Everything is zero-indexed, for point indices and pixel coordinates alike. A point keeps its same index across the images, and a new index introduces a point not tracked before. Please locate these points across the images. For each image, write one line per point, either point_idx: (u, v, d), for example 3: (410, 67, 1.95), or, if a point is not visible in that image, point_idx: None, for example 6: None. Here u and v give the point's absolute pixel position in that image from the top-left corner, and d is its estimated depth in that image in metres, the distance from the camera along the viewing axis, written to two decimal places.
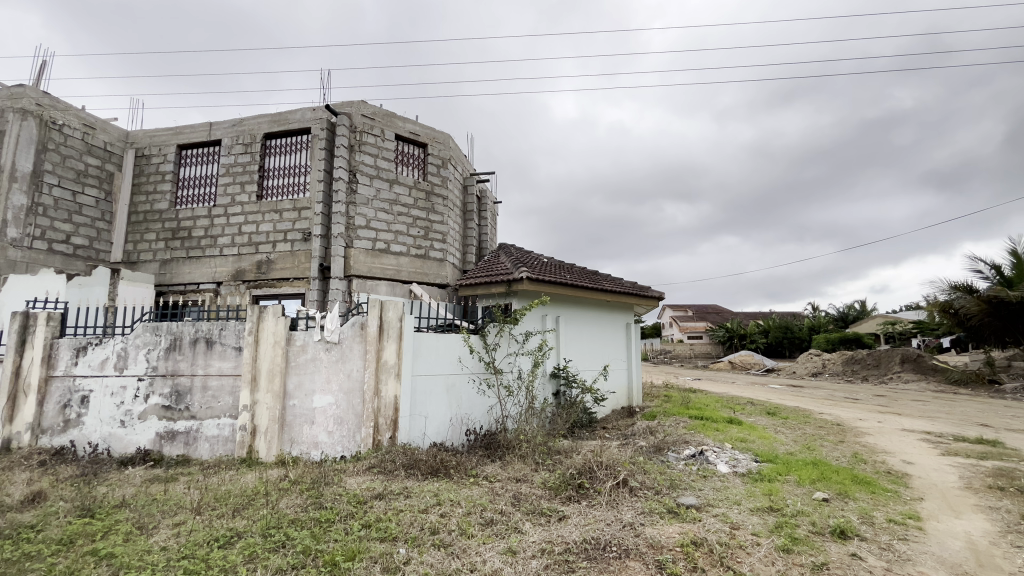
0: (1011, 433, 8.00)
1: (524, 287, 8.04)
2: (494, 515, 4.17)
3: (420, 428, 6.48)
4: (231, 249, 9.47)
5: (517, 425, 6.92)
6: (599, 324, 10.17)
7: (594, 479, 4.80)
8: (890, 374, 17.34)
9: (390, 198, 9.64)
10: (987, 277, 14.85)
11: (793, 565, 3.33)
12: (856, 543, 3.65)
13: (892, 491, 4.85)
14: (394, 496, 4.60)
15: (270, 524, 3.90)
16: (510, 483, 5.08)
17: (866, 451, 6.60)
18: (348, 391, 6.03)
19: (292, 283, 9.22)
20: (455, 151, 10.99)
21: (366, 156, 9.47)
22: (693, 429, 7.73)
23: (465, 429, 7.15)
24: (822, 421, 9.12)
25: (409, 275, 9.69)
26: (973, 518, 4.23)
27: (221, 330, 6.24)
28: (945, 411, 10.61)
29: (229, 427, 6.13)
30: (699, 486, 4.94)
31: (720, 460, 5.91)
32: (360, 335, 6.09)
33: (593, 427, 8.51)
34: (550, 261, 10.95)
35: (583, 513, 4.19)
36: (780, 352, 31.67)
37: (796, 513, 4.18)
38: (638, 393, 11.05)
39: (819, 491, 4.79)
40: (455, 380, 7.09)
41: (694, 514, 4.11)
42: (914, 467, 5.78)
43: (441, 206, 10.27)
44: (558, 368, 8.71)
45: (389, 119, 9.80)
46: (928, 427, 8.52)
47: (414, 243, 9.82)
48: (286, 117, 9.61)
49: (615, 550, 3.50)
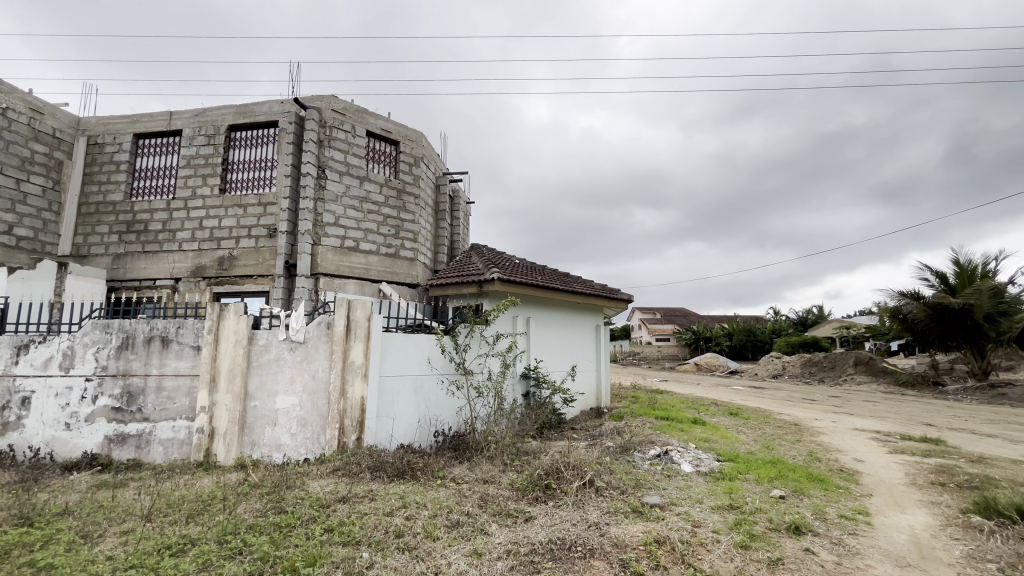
0: (952, 432, 8.52)
1: (495, 287, 8.03)
2: (460, 516, 4.14)
3: (387, 430, 6.38)
4: (191, 244, 9.11)
5: (486, 426, 6.87)
6: (570, 326, 10.25)
7: (561, 480, 4.82)
8: (844, 376, 18.21)
9: (360, 195, 9.45)
10: (932, 284, 15.75)
11: (750, 561, 3.42)
12: (809, 539, 3.79)
13: (844, 488, 5.08)
14: (358, 499, 4.51)
15: (226, 530, 3.75)
16: (476, 485, 5.06)
17: (821, 450, 6.89)
18: (313, 392, 5.88)
19: (255, 280, 8.93)
20: (428, 150, 10.90)
21: (336, 152, 9.26)
22: (659, 429, 7.89)
23: (433, 430, 7.08)
24: (781, 420, 9.47)
25: (379, 274, 9.52)
26: (917, 513, 4.47)
27: (178, 328, 5.98)
28: (894, 411, 11.22)
29: (185, 430, 5.88)
30: (662, 485, 5.03)
31: (684, 460, 6.05)
32: (326, 334, 5.96)
33: (562, 428, 8.56)
34: (522, 262, 10.99)
35: (549, 514, 4.20)
36: (743, 354, 32.82)
37: (754, 510, 4.31)
38: (606, 394, 11.19)
39: (776, 489, 4.96)
40: (424, 381, 7.01)
41: (657, 513, 4.19)
42: (863, 465, 6.07)
43: (412, 204, 10.14)
44: (528, 369, 8.74)
45: (359, 115, 9.64)
46: (878, 426, 8.97)
47: (385, 242, 9.67)
48: (251, 109, 9.32)
49: (580, 549, 3.53)
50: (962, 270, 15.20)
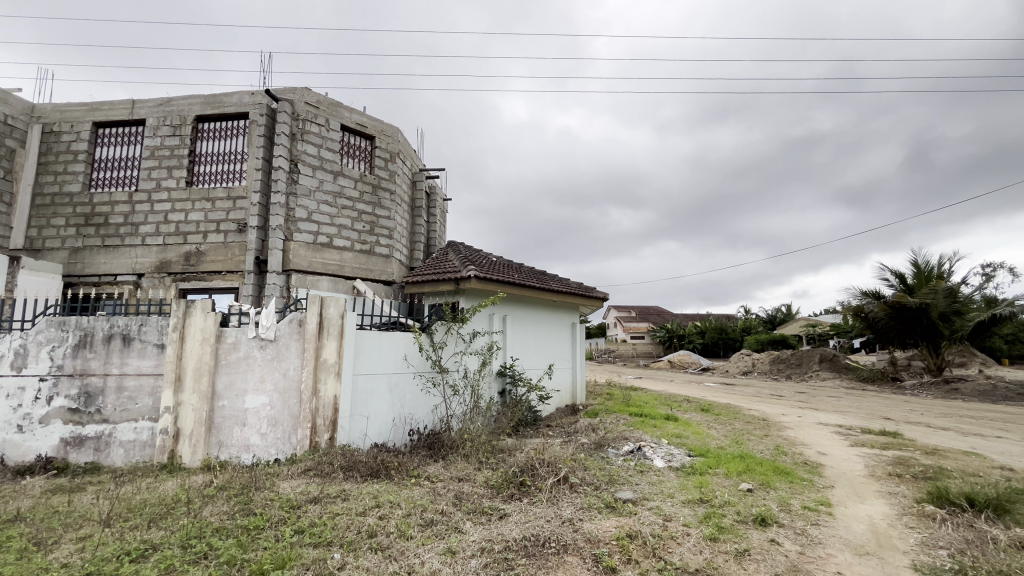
0: (909, 425, 8.93)
1: (472, 285, 7.99)
2: (434, 515, 4.11)
3: (361, 429, 6.29)
4: (155, 238, 8.78)
5: (461, 424, 6.84)
6: (546, 324, 10.29)
7: (536, 477, 4.85)
8: (810, 373, 18.87)
9: (334, 190, 9.27)
10: (891, 284, 16.43)
11: (719, 553, 3.52)
12: (774, 530, 3.92)
13: (808, 480, 5.27)
14: (331, 499, 4.44)
15: (191, 534, 3.64)
16: (451, 483, 5.04)
17: (787, 444, 7.12)
18: (285, 391, 5.74)
19: (224, 277, 8.68)
20: (404, 145, 10.77)
21: (309, 146, 9.04)
22: (632, 425, 8.01)
23: (408, 429, 7.02)
24: (750, 416, 9.75)
25: (353, 270, 9.37)
26: (875, 503, 4.67)
27: (141, 325, 5.75)
28: (855, 405, 11.68)
29: (148, 431, 5.67)
30: (635, 480, 5.11)
31: (657, 455, 6.16)
32: (297, 332, 5.83)
33: (538, 425, 8.60)
34: (498, 259, 10.97)
35: (524, 511, 4.22)
36: (715, 352, 33.63)
37: (723, 504, 4.42)
38: (581, 391, 11.30)
39: (745, 482, 5.10)
40: (399, 379, 6.93)
41: (630, 508, 4.25)
42: (827, 458, 6.30)
43: (387, 200, 10.00)
44: (505, 367, 8.74)
45: (334, 108, 9.44)
46: (840, 421, 9.31)
47: (359, 238, 9.51)
48: (220, 100, 9.03)
49: (554, 545, 3.55)
50: (919, 271, 15.89)
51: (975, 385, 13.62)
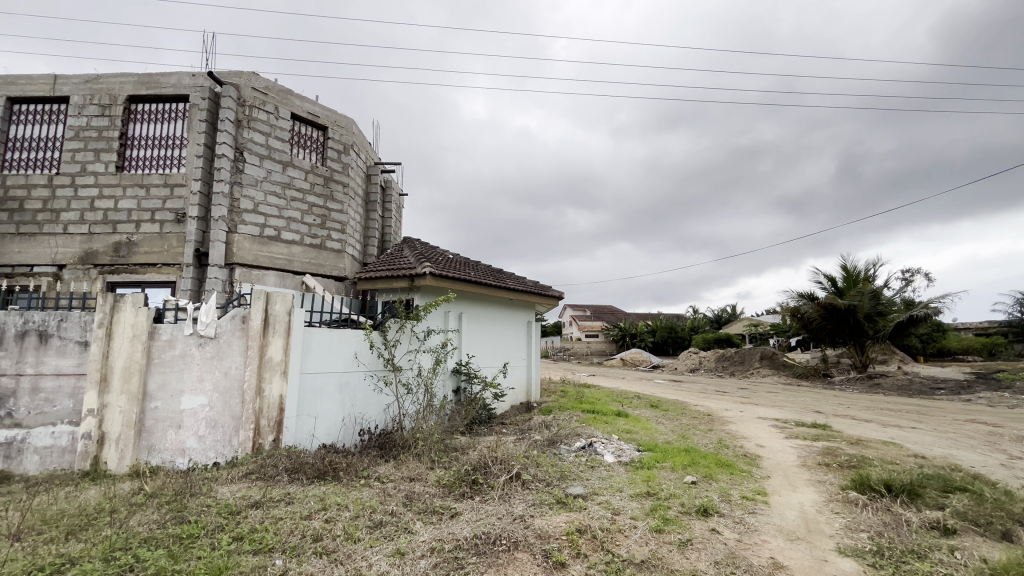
0: (837, 418, 9.62)
1: (427, 282, 7.87)
2: (383, 516, 4.02)
3: (308, 429, 6.07)
4: (80, 226, 8.09)
5: (414, 424, 6.73)
6: (502, 322, 10.30)
7: (488, 475, 4.85)
8: (751, 370, 19.94)
9: (282, 181, 8.87)
10: (824, 287, 17.60)
11: (663, 543, 3.64)
12: (715, 520, 4.10)
13: (746, 471, 5.56)
14: (273, 503, 4.24)
15: (115, 546, 3.37)
16: (402, 483, 4.95)
17: (729, 437, 7.48)
18: (225, 391, 5.44)
19: (160, 269, 8.13)
20: (359, 137, 10.47)
21: (256, 133, 8.60)
22: (585, 422, 8.16)
23: (358, 429, 6.83)
24: (695, 411, 10.18)
25: (302, 265, 9.00)
26: (806, 491, 4.98)
27: (60, 321, 5.28)
28: (791, 400, 12.44)
29: (68, 436, 5.22)
30: (586, 476, 5.21)
31: (607, 451, 6.31)
32: (240, 329, 5.54)
33: (492, 423, 8.60)
34: (455, 256, 10.87)
35: (475, 509, 4.20)
36: (665, 350, 34.89)
37: (668, 496, 4.59)
38: (536, 389, 11.40)
39: (689, 475, 5.31)
40: (350, 378, 6.73)
41: (580, 503, 4.33)
42: (764, 450, 6.67)
43: (340, 193, 9.69)
44: (460, 365, 8.67)
45: (283, 96, 9.03)
46: (777, 415, 9.90)
47: (309, 232, 9.16)
48: (156, 80, 8.42)
49: (504, 543, 3.56)
50: (848, 274, 17.11)
51: (895, 380, 14.84)
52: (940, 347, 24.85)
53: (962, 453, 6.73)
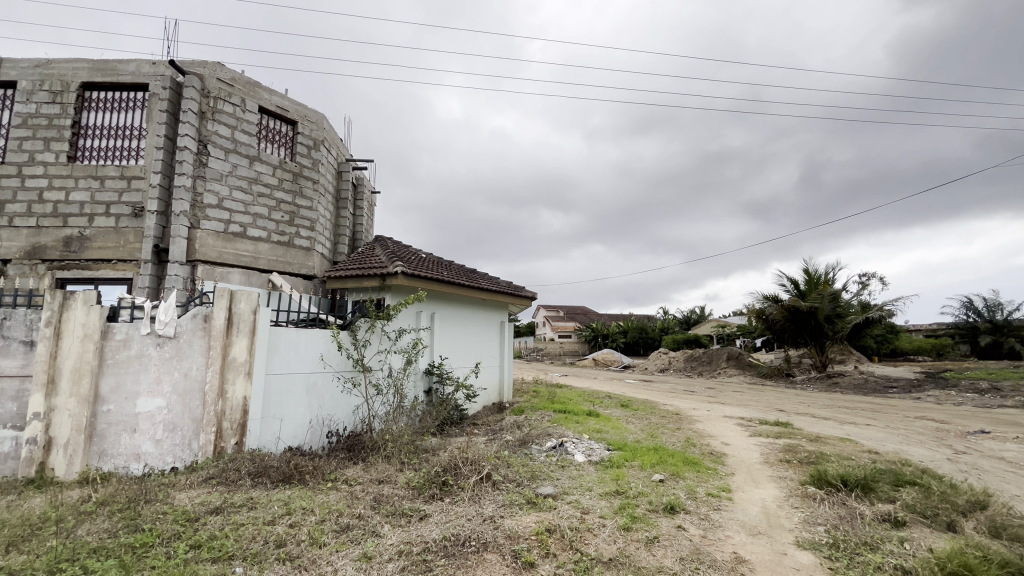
0: (798, 416, 9.97)
1: (398, 281, 7.76)
2: (350, 520, 3.94)
3: (273, 432, 5.89)
4: (27, 219, 7.65)
5: (384, 425, 6.62)
6: (475, 322, 10.26)
7: (458, 476, 4.82)
8: (718, 370, 20.48)
9: (249, 176, 8.59)
10: (787, 289, 18.23)
11: (630, 541, 3.69)
12: (681, 517, 4.19)
13: (712, 469, 5.69)
14: (234, 509, 4.10)
15: (61, 557, 3.19)
16: (371, 486, 4.86)
17: (696, 436, 7.66)
18: (185, 393, 5.23)
19: (115, 266, 7.76)
20: (330, 133, 10.26)
21: (221, 126, 8.29)
22: (556, 422, 8.20)
23: (326, 431, 6.68)
24: (664, 410, 10.38)
25: (269, 263, 8.74)
26: (768, 487, 5.14)
27: (4, 320, 4.99)
28: (755, 399, 12.83)
29: (11, 441, 4.92)
30: (556, 475, 5.24)
31: (578, 450, 6.36)
32: (201, 329, 5.33)
33: (464, 424, 8.55)
34: (427, 256, 10.77)
35: (445, 511, 4.16)
36: (636, 351, 35.48)
37: (637, 494, 4.66)
38: (508, 389, 11.40)
39: (657, 473, 5.40)
40: (317, 379, 6.57)
41: (550, 503, 4.35)
42: (729, 448, 6.85)
43: (310, 190, 9.47)
44: (432, 365, 8.59)
45: (250, 88, 8.76)
46: (743, 413, 10.18)
47: (277, 229, 8.90)
48: (113, 67, 8.03)
49: (474, 544, 3.54)
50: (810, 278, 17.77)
51: (852, 380, 15.50)
52: (893, 347, 26.12)
53: (912, 448, 7.09)
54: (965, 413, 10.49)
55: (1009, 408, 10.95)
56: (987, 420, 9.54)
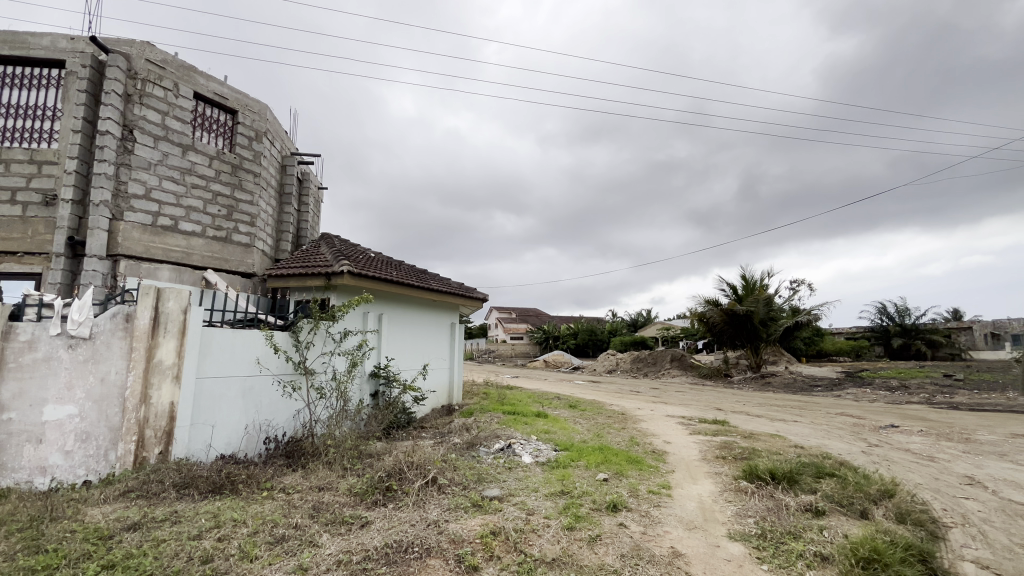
0: (735, 414, 10.51)
1: (344, 281, 7.50)
2: (285, 530, 3.75)
3: (203, 440, 5.52)
4: None
5: (326, 430, 6.38)
6: (424, 324, 10.10)
7: (403, 481, 4.71)
8: (662, 371, 21.29)
9: (181, 166, 8.01)
10: (726, 293, 19.23)
11: (573, 540, 3.75)
12: (623, 514, 4.30)
13: (653, 467, 5.90)
14: (155, 524, 3.80)
15: None
16: (310, 494, 4.65)
17: (639, 435, 7.91)
18: (101, 399, 4.79)
19: (22, 260, 7.07)
20: (273, 125, 9.77)
21: (150, 111, 7.69)
22: (505, 423, 8.21)
23: (263, 437, 6.34)
24: (610, 411, 10.64)
25: (202, 259, 8.19)
26: (704, 483, 5.38)
27: None
28: (695, 399, 13.43)
29: None
30: (503, 477, 5.24)
31: (525, 452, 6.39)
32: (122, 330, 4.91)
33: (411, 427, 8.39)
34: (377, 255, 10.49)
35: (388, 517, 4.05)
36: (585, 352, 36.26)
37: (581, 494, 4.74)
38: (458, 391, 11.30)
39: (602, 472, 5.53)
40: (254, 383, 6.22)
41: (495, 505, 4.34)
42: (670, 446, 7.12)
43: (250, 183, 8.98)
44: (379, 368, 8.36)
45: (185, 73, 8.20)
46: (684, 412, 10.62)
47: (212, 223, 8.36)
48: (23, 40, 7.28)
49: (416, 550, 3.46)
50: (746, 283, 18.83)
51: (782, 379, 16.56)
52: (819, 349, 28.19)
53: (833, 442, 7.66)
54: (878, 409, 11.47)
55: (915, 404, 12.08)
56: (897, 416, 10.46)
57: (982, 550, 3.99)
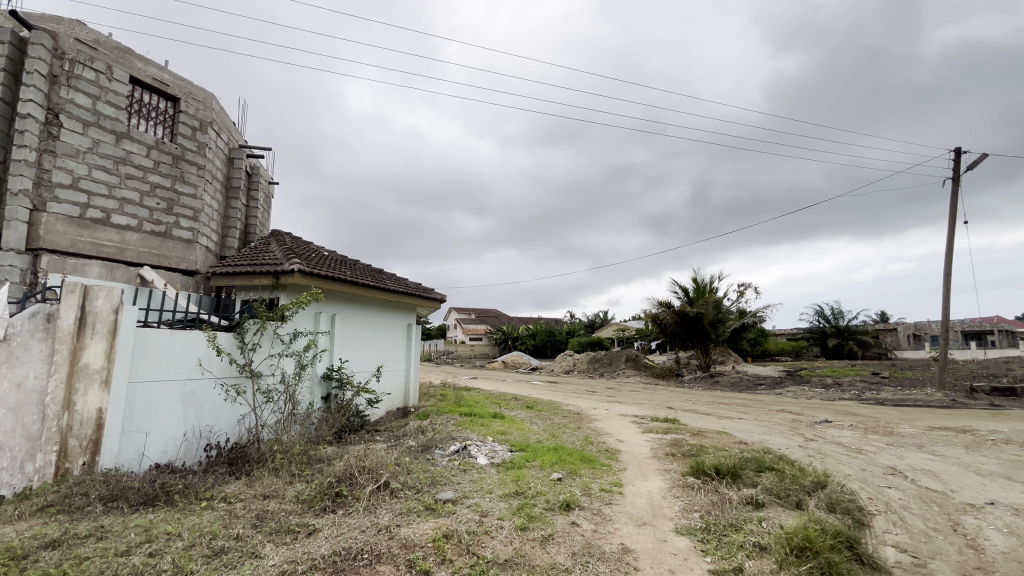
0: (684, 413, 10.91)
1: (294, 280, 7.23)
2: (225, 542, 3.56)
3: (136, 448, 5.16)
4: None
5: (273, 435, 6.12)
6: (379, 324, 9.89)
7: (353, 486, 4.59)
8: (617, 371, 21.81)
9: (115, 154, 7.47)
10: (678, 296, 19.94)
11: (526, 540, 3.77)
12: (575, 513, 4.37)
13: (606, 465, 6.03)
14: (78, 541, 3.51)
15: None
16: (254, 502, 4.45)
17: (594, 434, 8.06)
18: (16, 406, 4.30)
19: None
20: (220, 115, 9.30)
21: (80, 94, 7.13)
22: (461, 425, 8.15)
23: (204, 444, 6.00)
24: (566, 411, 10.78)
25: (138, 255, 7.68)
26: (654, 479, 5.55)
27: None
28: (648, 398, 13.85)
29: None
30: (457, 480, 5.20)
31: (480, 453, 6.37)
32: (42, 330, 4.45)
33: (365, 430, 8.19)
34: (330, 254, 10.18)
35: (336, 524, 3.93)
36: (543, 353, 36.64)
37: (535, 494, 4.77)
38: (414, 393, 11.13)
39: (556, 472, 5.59)
40: (194, 387, 5.88)
41: (449, 508, 4.30)
42: (623, 444, 7.30)
43: (193, 176, 8.49)
44: (331, 370, 8.11)
45: (120, 55, 7.69)
46: (637, 411, 10.92)
47: (149, 217, 7.86)
48: None
49: (366, 557, 3.38)
50: (697, 286, 19.59)
51: (729, 379, 17.33)
52: (763, 349, 29.71)
53: (773, 438, 8.09)
54: (814, 405, 12.22)
55: (847, 400, 12.94)
56: (830, 411, 11.19)
57: (901, 534, 4.33)
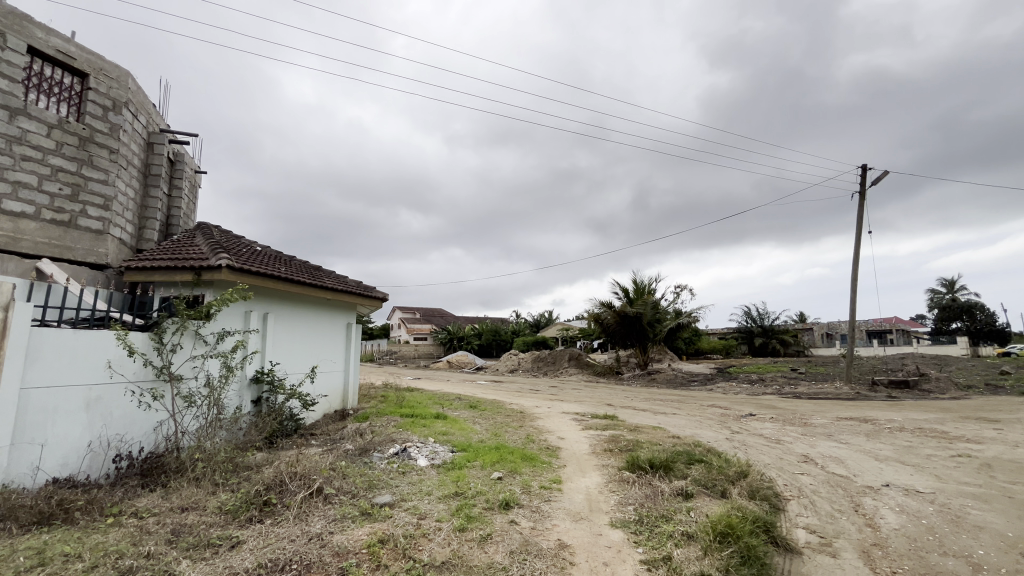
0: (622, 409, 11.31)
1: (221, 276, 6.76)
2: (134, 561, 3.26)
3: (30, 462, 4.59)
4: None
5: (195, 442, 5.71)
6: (316, 324, 9.48)
7: (283, 493, 4.36)
8: (560, 370, 22.24)
9: (7, 132, 6.64)
10: (619, 297, 20.65)
11: (464, 541, 3.74)
12: (514, 512, 4.39)
13: (546, 463, 6.12)
14: None
15: None
16: (170, 515, 4.11)
17: (536, 432, 8.17)
18: None
19: None
20: (137, 95, 8.52)
21: None
22: (401, 427, 7.97)
23: (112, 455, 5.46)
24: (509, 410, 10.84)
25: (35, 246, 6.87)
26: (592, 475, 5.70)
27: None
28: (589, 396, 14.23)
29: None
30: (395, 482, 5.08)
31: (420, 455, 6.27)
32: None
33: (298, 434, 7.82)
34: (263, 250, 9.62)
35: (263, 534, 3.72)
36: (488, 352, 36.67)
37: (475, 494, 4.76)
38: (352, 395, 10.77)
39: (496, 471, 5.61)
40: (101, 392, 5.34)
41: (385, 513, 4.18)
42: (564, 441, 7.45)
43: (104, 159, 7.71)
44: (261, 372, 7.67)
45: (16, 22, 6.88)
46: (578, 409, 11.19)
47: (49, 203, 7.05)
48: None
49: (294, 567, 3.22)
50: (637, 287, 20.38)
51: (665, 376, 18.17)
52: (696, 348, 31.40)
53: (703, 431, 8.56)
54: (740, 400, 13.07)
55: (769, 395, 13.94)
56: (754, 405, 12.00)
57: (811, 517, 4.72)
